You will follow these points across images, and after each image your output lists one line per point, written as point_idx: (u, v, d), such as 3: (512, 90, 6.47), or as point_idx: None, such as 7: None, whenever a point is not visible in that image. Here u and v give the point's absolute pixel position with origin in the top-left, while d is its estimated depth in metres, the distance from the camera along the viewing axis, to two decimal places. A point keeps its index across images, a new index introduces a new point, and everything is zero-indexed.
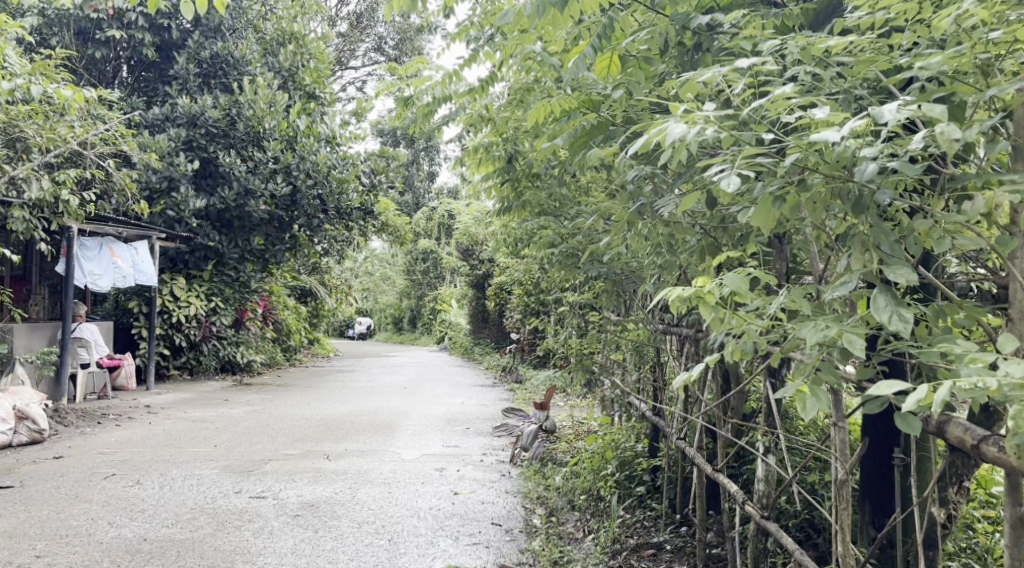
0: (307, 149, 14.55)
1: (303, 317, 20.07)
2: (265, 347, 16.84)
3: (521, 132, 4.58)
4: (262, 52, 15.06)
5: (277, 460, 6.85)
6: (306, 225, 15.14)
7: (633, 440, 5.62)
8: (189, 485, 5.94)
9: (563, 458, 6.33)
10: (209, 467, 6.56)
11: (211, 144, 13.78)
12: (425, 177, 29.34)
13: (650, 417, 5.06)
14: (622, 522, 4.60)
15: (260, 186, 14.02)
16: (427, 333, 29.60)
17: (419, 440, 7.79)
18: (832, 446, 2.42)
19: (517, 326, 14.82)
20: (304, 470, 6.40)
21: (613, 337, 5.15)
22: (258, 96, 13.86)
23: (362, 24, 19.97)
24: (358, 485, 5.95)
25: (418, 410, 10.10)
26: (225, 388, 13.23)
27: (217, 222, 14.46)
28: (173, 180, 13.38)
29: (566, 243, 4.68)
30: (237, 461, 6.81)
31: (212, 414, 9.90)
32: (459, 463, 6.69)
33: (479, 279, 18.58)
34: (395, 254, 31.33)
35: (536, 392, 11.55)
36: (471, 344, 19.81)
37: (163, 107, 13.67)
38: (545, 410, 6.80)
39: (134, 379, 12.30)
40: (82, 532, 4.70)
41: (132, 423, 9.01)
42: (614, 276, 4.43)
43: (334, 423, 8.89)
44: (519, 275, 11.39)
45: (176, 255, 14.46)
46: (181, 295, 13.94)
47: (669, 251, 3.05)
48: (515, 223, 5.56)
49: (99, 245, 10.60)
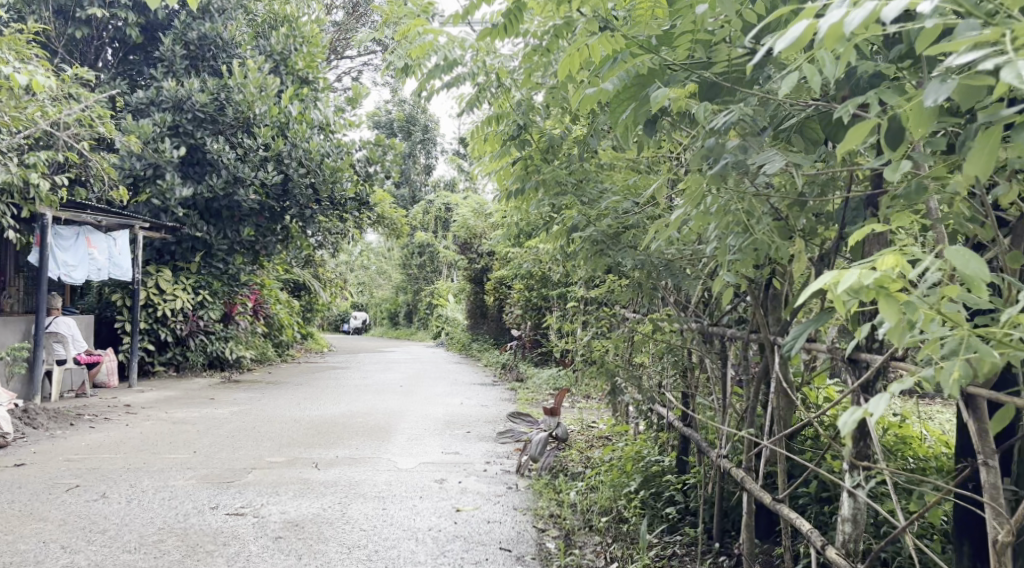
0: (299, 136, 13.93)
1: (296, 311, 19.46)
2: (255, 342, 16.21)
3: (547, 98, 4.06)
4: (252, 34, 14.46)
5: (259, 468, 6.25)
6: (298, 216, 14.52)
7: (658, 452, 5.06)
8: (161, 499, 5.32)
9: (577, 470, 5.74)
10: (185, 477, 5.95)
11: (198, 130, 13.15)
12: (421, 169, 28.74)
13: (680, 430, 4.51)
14: (651, 552, 4.03)
15: (249, 174, 13.40)
16: (423, 327, 28.98)
17: (417, 446, 7.18)
18: (988, 494, 2.10)
19: (517, 322, 14.21)
20: (290, 482, 5.80)
21: (638, 338, 4.60)
22: (248, 80, 13.27)
23: (358, 11, 19.35)
24: (349, 499, 5.35)
25: (415, 411, 9.48)
26: (212, 386, 12.61)
27: (205, 212, 13.83)
28: (158, 167, 12.77)
29: (590, 228, 4.06)
30: (216, 469, 6.20)
31: (195, 415, 9.28)
32: (460, 473, 6.10)
33: (478, 273, 17.97)
34: (390, 248, 30.73)
35: (540, 392, 10.96)
36: (469, 340, 19.19)
37: (148, 91, 13.05)
38: (556, 415, 6.17)
39: (115, 376, 11.68)
40: (30, 559, 4.09)
41: (107, 425, 8.39)
42: (647, 265, 3.82)
43: (326, 426, 8.31)
44: (523, 268, 10.81)
45: (162, 246, 13.81)
46: (167, 288, 13.30)
47: (750, 223, 2.51)
48: (527, 209, 4.99)
49: (75, 233, 9.96)
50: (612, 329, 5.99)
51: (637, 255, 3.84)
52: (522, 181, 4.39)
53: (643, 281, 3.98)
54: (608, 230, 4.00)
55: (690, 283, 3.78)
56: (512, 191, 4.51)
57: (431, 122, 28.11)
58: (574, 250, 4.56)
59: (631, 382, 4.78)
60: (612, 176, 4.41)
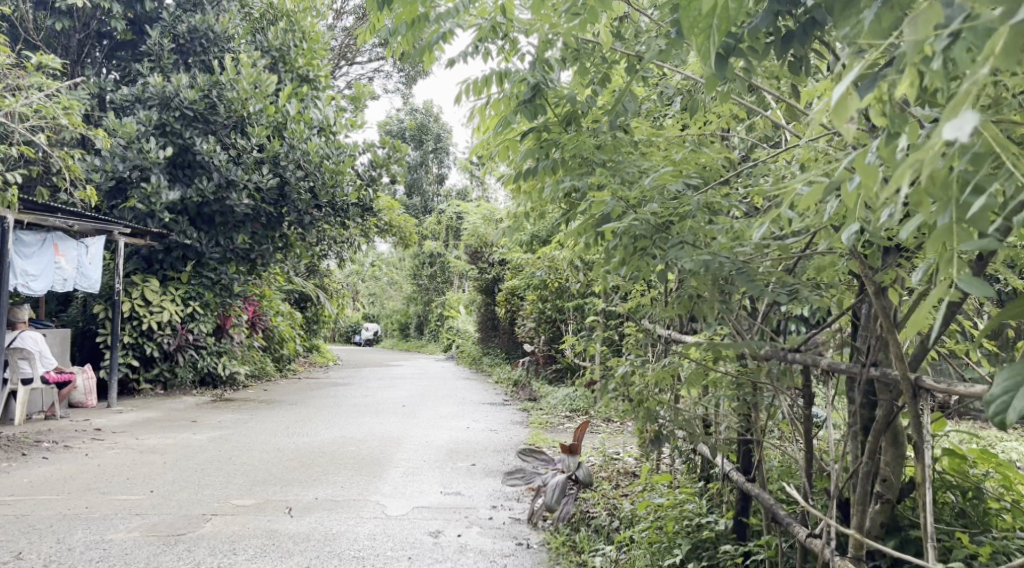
0: (296, 136, 12.95)
1: (298, 324, 18.48)
2: (251, 357, 15.20)
3: (569, 29, 3.10)
4: (248, 29, 13.59)
5: (220, 516, 5.24)
6: (296, 222, 13.55)
7: (712, 513, 3.99)
8: (89, 561, 4.32)
9: (604, 524, 4.67)
10: (128, 528, 4.94)
11: (187, 129, 12.20)
12: (433, 179, 27.82)
13: (743, 487, 3.47)
14: None
15: (243, 177, 12.43)
16: (434, 339, 27.93)
17: (411, 485, 6.16)
18: None
19: (530, 337, 13.14)
20: (252, 537, 4.80)
21: (683, 368, 3.56)
22: (241, 76, 12.40)
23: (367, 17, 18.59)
24: (319, 563, 4.33)
25: (416, 437, 8.43)
26: (198, 406, 11.58)
27: (196, 218, 12.86)
28: (144, 169, 11.85)
29: (630, 212, 3.01)
30: (170, 517, 5.20)
31: (168, 442, 8.23)
32: (460, 523, 5.07)
33: (489, 283, 16.93)
34: (401, 258, 29.74)
35: (556, 414, 9.91)
36: (481, 354, 18.12)
37: (134, 88, 12.22)
38: (576, 454, 5.11)
39: (93, 396, 10.77)
40: None
41: (64, 455, 7.32)
42: (713, 270, 2.77)
43: (312, 457, 7.29)
44: (541, 277, 9.80)
45: (150, 254, 12.85)
46: (154, 300, 12.32)
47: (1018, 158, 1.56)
48: (539, 202, 3.95)
49: (41, 240, 9.19)
50: (648, 350, 4.96)
51: (701, 254, 2.80)
52: (532, 155, 3.35)
53: (702, 292, 2.95)
54: (664, 212, 3.01)
55: (775, 295, 2.75)
56: (516, 176, 3.48)
57: (444, 130, 27.23)
58: (599, 250, 3.53)
59: (680, 423, 3.76)
60: (652, 155, 3.47)
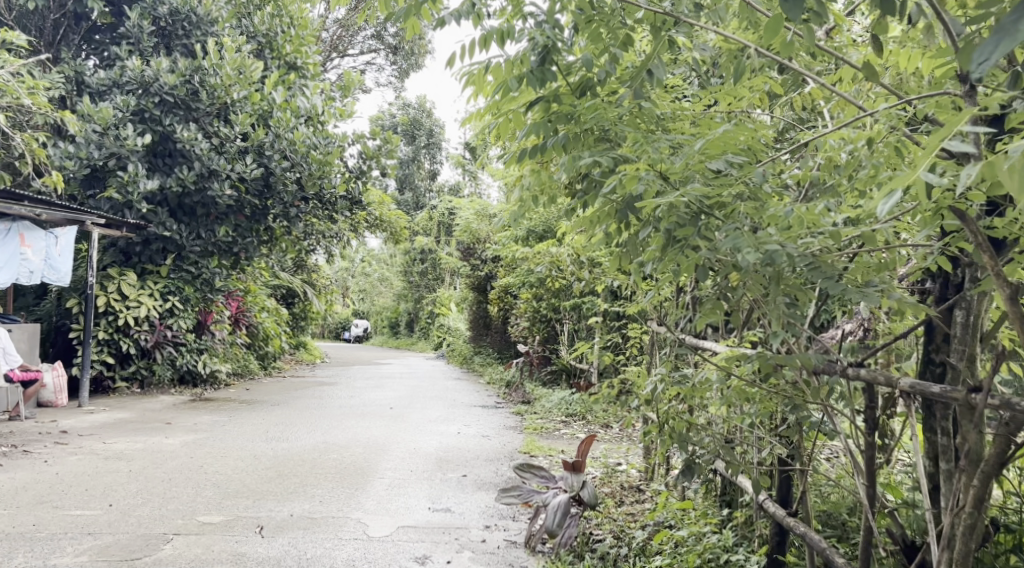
0: (282, 125, 12.37)
1: (284, 320, 17.91)
2: (235, 355, 14.61)
3: None
4: (233, 13, 13.01)
5: (182, 537, 4.71)
6: (282, 215, 13.02)
7: (741, 547, 3.51)
8: None
9: (612, 553, 4.16)
10: (77, 551, 4.40)
11: (167, 116, 11.61)
12: (425, 175, 27.27)
13: (784, 521, 3.03)
14: None
15: (225, 167, 11.87)
16: (424, 337, 27.40)
17: (396, 499, 5.64)
18: None
19: (523, 336, 12.61)
20: (217, 562, 4.27)
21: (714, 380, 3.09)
22: (225, 61, 11.79)
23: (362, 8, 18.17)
24: None
25: (403, 443, 7.92)
26: (175, 406, 11.00)
27: (177, 209, 12.27)
28: (121, 157, 11.29)
29: (672, 195, 2.52)
30: (127, 537, 4.67)
31: (137, 447, 7.66)
32: (451, 547, 4.56)
33: (481, 280, 16.39)
34: (392, 254, 29.15)
35: (550, 418, 9.41)
36: (472, 353, 17.59)
37: (111, 71, 11.61)
38: (581, 472, 4.60)
39: (63, 394, 10.22)
40: None
41: (21, 461, 6.73)
42: (779, 263, 2.36)
43: (291, 466, 6.76)
44: (540, 274, 9.33)
45: (128, 247, 12.26)
46: (130, 294, 11.75)
47: None
48: (538, 187, 3.41)
49: (5, 228, 8.74)
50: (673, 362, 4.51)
51: (764, 246, 2.39)
52: (540, 131, 2.85)
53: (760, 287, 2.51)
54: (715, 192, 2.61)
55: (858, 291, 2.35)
56: (520, 156, 2.98)
57: (437, 125, 26.70)
58: (616, 239, 3.02)
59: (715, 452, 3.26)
60: (680, 126, 3.02)
